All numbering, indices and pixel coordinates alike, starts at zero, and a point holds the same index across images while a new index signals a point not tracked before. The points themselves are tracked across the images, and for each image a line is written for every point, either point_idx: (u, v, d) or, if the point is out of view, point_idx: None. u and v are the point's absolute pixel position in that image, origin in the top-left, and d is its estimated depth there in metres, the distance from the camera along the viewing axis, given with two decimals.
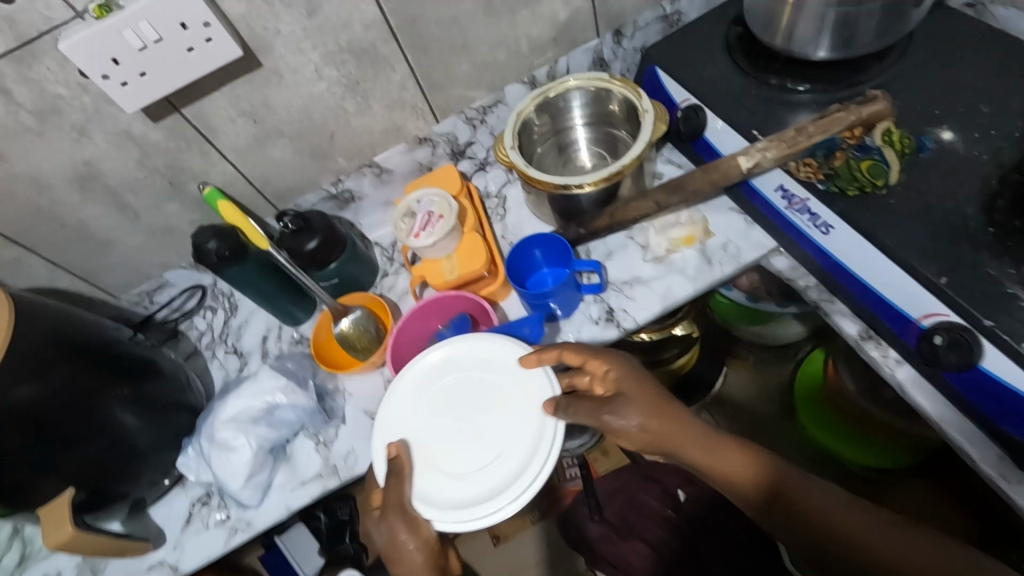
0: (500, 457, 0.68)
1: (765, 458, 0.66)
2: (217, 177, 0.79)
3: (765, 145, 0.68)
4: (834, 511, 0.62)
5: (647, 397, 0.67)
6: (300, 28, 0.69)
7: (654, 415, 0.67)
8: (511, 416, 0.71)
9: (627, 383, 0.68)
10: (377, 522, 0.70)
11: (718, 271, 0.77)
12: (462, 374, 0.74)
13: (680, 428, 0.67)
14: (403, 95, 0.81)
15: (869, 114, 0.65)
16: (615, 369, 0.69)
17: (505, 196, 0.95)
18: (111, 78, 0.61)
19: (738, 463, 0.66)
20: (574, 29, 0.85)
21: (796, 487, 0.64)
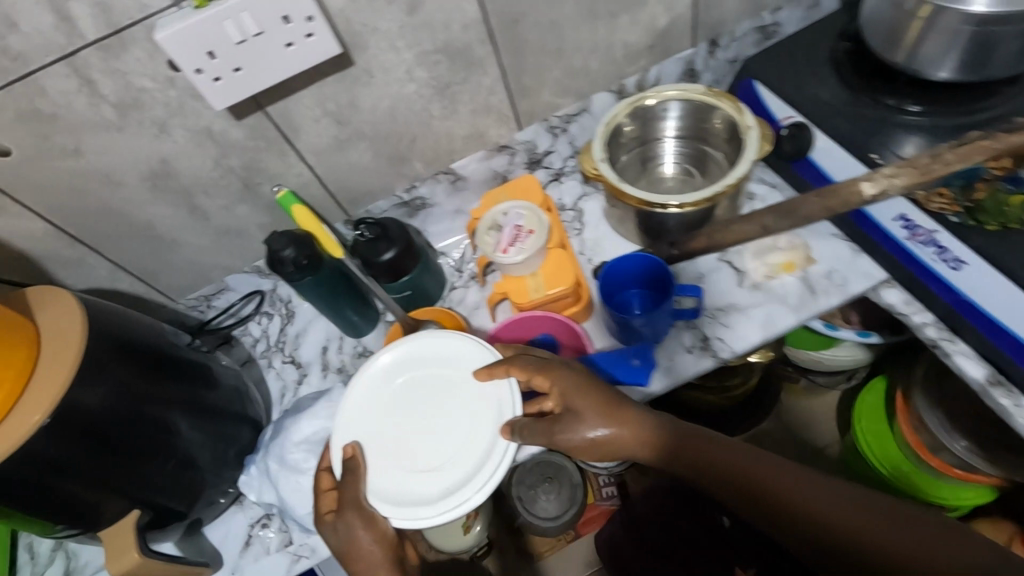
0: (462, 452, 0.62)
1: (733, 450, 0.56)
2: (292, 180, 0.74)
3: (892, 171, 0.62)
4: (821, 501, 0.50)
5: (591, 401, 0.60)
6: (398, 25, 0.64)
7: (606, 422, 0.60)
8: (478, 411, 0.64)
9: (574, 391, 0.61)
10: (331, 524, 0.62)
11: (823, 301, 0.73)
12: (417, 371, 0.68)
13: (632, 429, 0.60)
14: (490, 100, 0.77)
15: (1018, 143, 0.59)
16: (549, 379, 0.62)
17: (582, 209, 0.89)
18: (204, 72, 0.56)
19: (709, 454, 0.56)
20: (671, 37, 0.80)
21: (781, 479, 0.53)
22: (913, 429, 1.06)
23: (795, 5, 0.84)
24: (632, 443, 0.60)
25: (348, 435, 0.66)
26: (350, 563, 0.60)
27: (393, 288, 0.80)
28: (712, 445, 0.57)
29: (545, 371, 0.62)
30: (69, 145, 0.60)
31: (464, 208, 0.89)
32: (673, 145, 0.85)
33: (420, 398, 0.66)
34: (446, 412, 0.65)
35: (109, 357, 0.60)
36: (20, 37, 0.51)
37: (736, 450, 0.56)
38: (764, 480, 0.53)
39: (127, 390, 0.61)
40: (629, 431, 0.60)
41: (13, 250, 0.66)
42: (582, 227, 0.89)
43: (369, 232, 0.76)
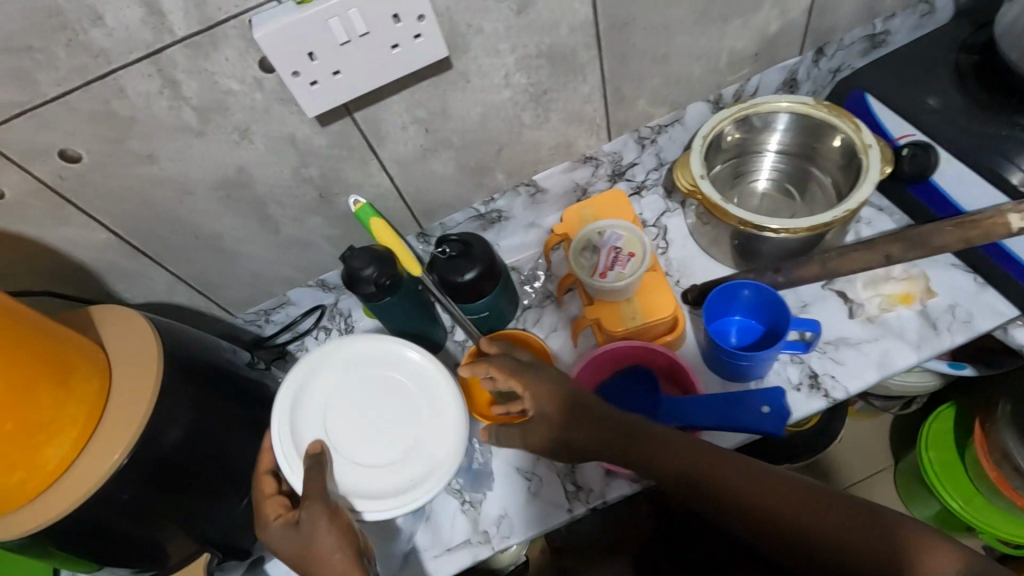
0: (421, 450, 0.61)
1: (714, 456, 0.55)
2: (370, 190, 0.68)
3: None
4: (806, 509, 0.49)
5: (558, 402, 0.62)
6: (505, 26, 0.58)
7: (570, 422, 0.62)
8: (433, 407, 0.63)
9: (540, 393, 0.63)
10: (291, 530, 0.54)
11: (947, 339, 0.67)
12: (374, 366, 0.64)
13: (593, 430, 0.61)
14: (585, 108, 0.71)
15: None
16: (517, 379, 0.63)
17: (665, 226, 0.84)
18: (301, 75, 0.50)
19: (688, 458, 0.56)
20: (779, 44, 0.74)
21: (757, 486, 0.52)
22: (993, 464, 0.97)
23: (911, 12, 0.77)
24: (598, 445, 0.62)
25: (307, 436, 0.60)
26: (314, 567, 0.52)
27: (469, 309, 0.74)
28: (686, 453, 0.56)
29: (515, 372, 0.63)
30: (142, 151, 0.54)
31: (539, 221, 0.83)
32: (772, 160, 0.80)
33: (380, 396, 0.63)
34: (394, 407, 0.63)
35: (183, 386, 0.55)
36: (103, 32, 0.45)
37: (715, 456, 0.55)
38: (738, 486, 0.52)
39: (199, 421, 0.56)
40: (596, 431, 0.61)
41: (73, 262, 0.61)
42: (667, 244, 0.84)
43: (452, 250, 0.71)
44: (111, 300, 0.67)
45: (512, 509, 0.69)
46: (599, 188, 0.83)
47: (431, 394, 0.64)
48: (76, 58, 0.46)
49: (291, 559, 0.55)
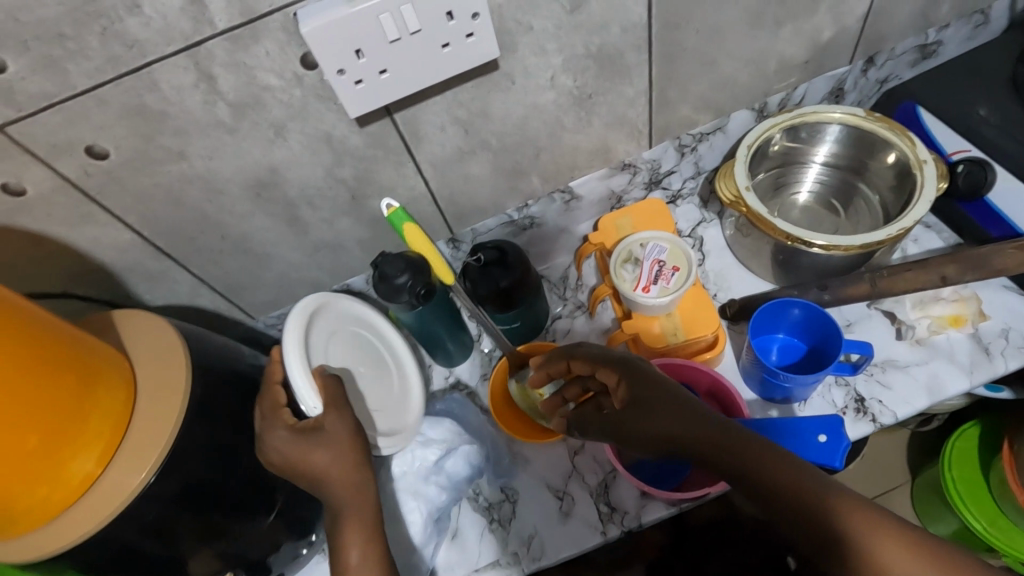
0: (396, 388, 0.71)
1: (739, 438, 0.47)
2: (403, 194, 0.65)
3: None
4: (827, 506, 0.42)
5: (649, 387, 0.54)
6: (556, 25, 0.55)
7: (653, 409, 0.53)
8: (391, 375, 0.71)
9: (636, 376, 0.55)
10: (310, 441, 0.53)
11: (1001, 364, 0.64)
12: (346, 323, 0.67)
13: (676, 418, 0.51)
14: (628, 112, 0.68)
15: None
16: (605, 362, 0.58)
17: (701, 237, 0.82)
18: (345, 73, 0.47)
19: (717, 438, 0.48)
20: (829, 51, 0.71)
21: (778, 476, 0.44)
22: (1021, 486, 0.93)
23: (965, 21, 0.74)
24: (672, 435, 0.50)
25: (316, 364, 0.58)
26: (330, 480, 0.53)
27: (500, 318, 0.72)
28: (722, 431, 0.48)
29: (600, 361, 0.59)
30: (172, 149, 0.51)
31: (571, 227, 0.80)
32: (817, 173, 0.78)
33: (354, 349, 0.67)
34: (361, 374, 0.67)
35: (205, 396, 0.53)
36: (140, 22, 0.42)
37: (743, 437, 0.47)
38: (763, 469, 0.45)
39: (221, 432, 0.54)
40: (671, 420, 0.51)
41: (93, 262, 0.58)
42: (704, 255, 0.81)
43: (487, 258, 0.68)
44: (131, 302, 0.64)
45: (543, 528, 0.66)
46: (634, 196, 0.80)
47: (394, 366, 0.72)
48: (109, 49, 0.43)
49: (293, 470, 0.53)
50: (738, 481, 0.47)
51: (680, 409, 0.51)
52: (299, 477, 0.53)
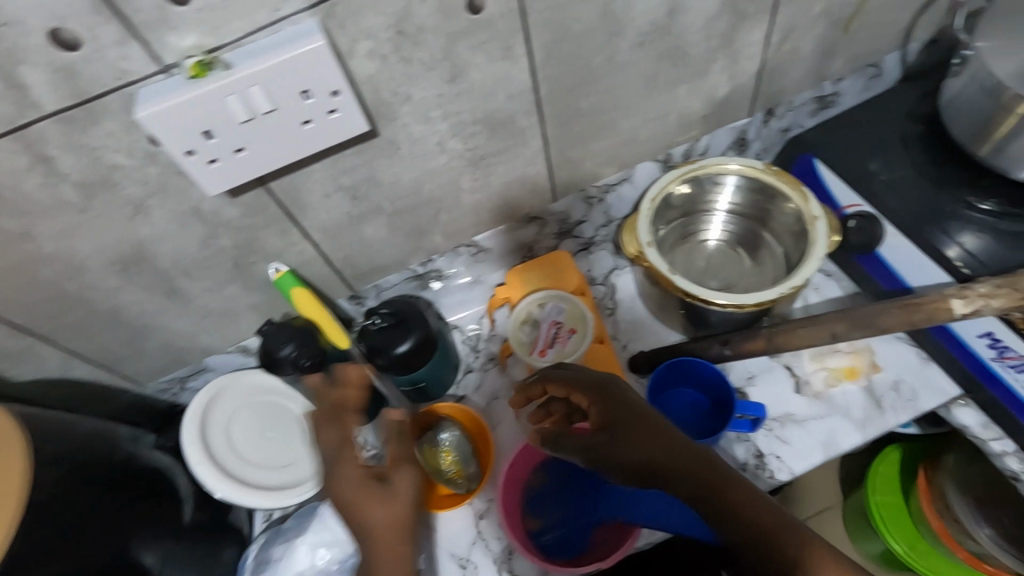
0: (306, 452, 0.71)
1: (702, 459, 0.48)
2: (293, 258, 0.63)
3: (989, 289, 0.56)
4: (767, 525, 0.44)
5: (628, 407, 0.52)
6: (436, 94, 0.53)
7: (646, 429, 0.50)
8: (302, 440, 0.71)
9: (614, 393, 0.54)
10: (375, 492, 0.53)
11: (891, 418, 0.66)
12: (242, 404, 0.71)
13: (666, 443, 0.49)
14: (527, 171, 0.67)
15: None
16: (583, 385, 0.56)
17: (614, 285, 0.81)
18: (197, 154, 0.44)
19: (688, 459, 0.48)
20: (727, 107, 0.72)
21: (733, 494, 0.46)
22: (937, 512, 0.94)
23: (859, 75, 0.76)
24: (656, 460, 0.49)
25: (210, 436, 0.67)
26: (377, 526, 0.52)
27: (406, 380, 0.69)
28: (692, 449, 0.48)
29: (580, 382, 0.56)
30: (15, 231, 0.47)
31: (483, 277, 0.79)
32: (722, 220, 0.78)
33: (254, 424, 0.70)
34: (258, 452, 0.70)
35: (50, 487, 0.49)
36: None
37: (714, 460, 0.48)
38: (725, 488, 0.46)
39: (86, 520, 0.50)
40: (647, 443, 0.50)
41: None
42: (616, 305, 0.80)
43: (383, 321, 0.66)
44: None
45: None
46: (545, 246, 0.79)
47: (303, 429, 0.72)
48: None
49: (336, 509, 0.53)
50: (697, 500, 0.47)
51: (651, 428, 0.51)
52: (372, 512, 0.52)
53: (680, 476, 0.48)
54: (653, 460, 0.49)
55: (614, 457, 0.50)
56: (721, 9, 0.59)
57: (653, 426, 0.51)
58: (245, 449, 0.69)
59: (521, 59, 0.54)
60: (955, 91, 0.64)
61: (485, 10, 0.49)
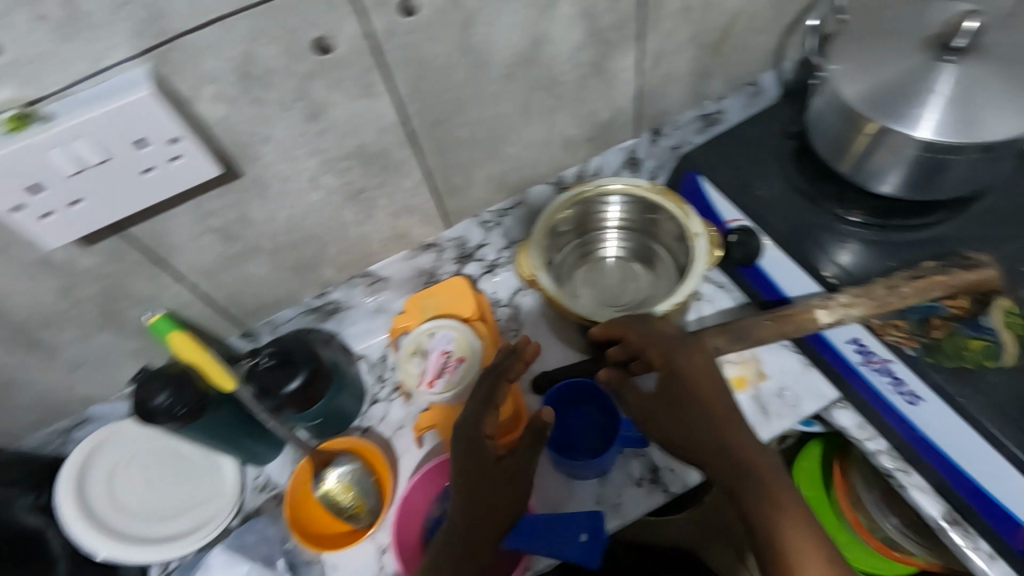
0: (203, 496, 0.70)
1: (727, 445, 0.53)
2: (169, 301, 0.61)
3: (848, 298, 0.59)
4: (768, 521, 0.49)
5: (703, 386, 0.55)
6: (297, 133, 0.53)
7: (690, 407, 0.55)
8: (199, 484, 0.70)
9: (687, 364, 0.56)
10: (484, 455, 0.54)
11: (777, 425, 0.68)
12: (130, 456, 0.69)
13: (698, 428, 0.54)
14: (412, 201, 0.67)
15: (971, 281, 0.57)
16: (651, 343, 0.58)
17: (518, 306, 0.80)
18: (26, 209, 0.43)
19: (729, 451, 0.52)
20: (611, 129, 0.74)
21: (746, 486, 0.51)
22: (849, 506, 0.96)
23: (738, 94, 0.80)
24: (688, 439, 0.55)
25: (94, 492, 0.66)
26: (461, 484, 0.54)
27: (302, 417, 0.68)
28: (722, 441, 0.53)
29: (671, 343, 0.58)
30: None
31: (388, 305, 0.78)
32: (617, 238, 0.80)
33: (144, 474, 0.69)
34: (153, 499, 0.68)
35: None
36: None
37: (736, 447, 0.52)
38: (741, 485, 0.51)
39: None
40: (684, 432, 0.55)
41: None
42: (520, 326, 0.80)
43: (268, 361, 0.65)
44: None
45: None
46: (446, 271, 0.79)
47: (200, 472, 0.71)
48: None
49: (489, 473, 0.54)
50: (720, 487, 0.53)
51: (726, 407, 0.55)
52: (487, 504, 0.54)
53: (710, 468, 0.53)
54: (688, 453, 0.55)
55: (661, 436, 0.57)
56: (587, 38, 0.60)
57: (721, 410, 0.54)
58: (134, 499, 0.68)
59: (383, 95, 0.54)
60: (817, 110, 0.67)
61: (335, 50, 0.48)
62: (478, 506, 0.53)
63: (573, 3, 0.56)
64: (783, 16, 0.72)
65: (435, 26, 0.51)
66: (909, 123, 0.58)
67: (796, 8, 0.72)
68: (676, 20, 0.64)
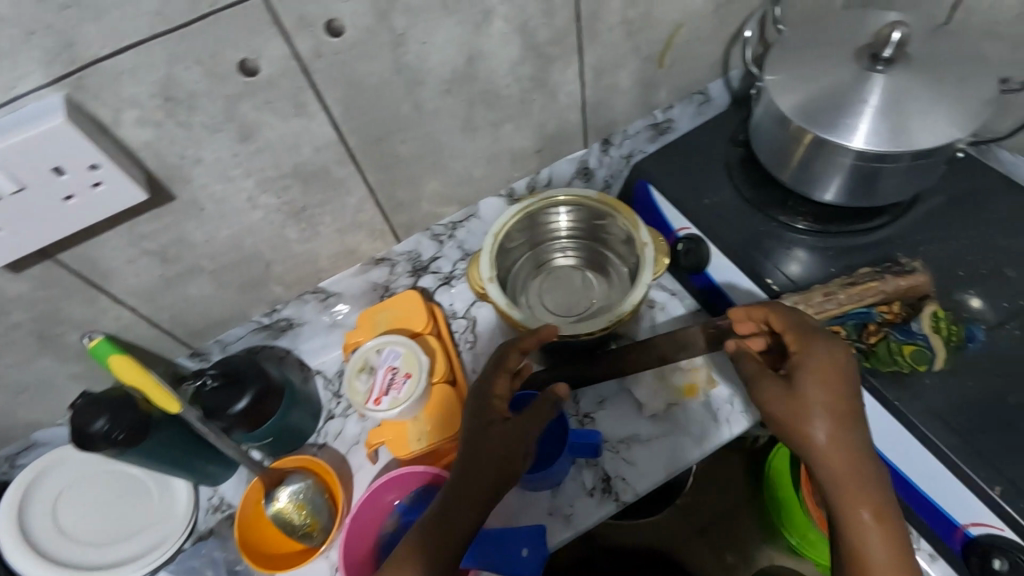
0: (153, 518, 0.69)
1: (850, 456, 0.46)
2: (110, 324, 0.60)
3: (788, 305, 0.60)
4: (860, 536, 0.45)
5: (827, 384, 0.48)
6: (230, 154, 0.53)
7: (812, 412, 0.47)
8: (149, 506, 0.69)
9: (816, 362, 0.49)
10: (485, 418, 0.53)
11: (726, 431, 0.69)
12: (74, 482, 0.68)
13: (821, 434, 0.47)
14: (359, 217, 0.67)
15: (903, 288, 0.59)
16: (791, 327, 0.52)
17: (474, 318, 0.81)
18: None
19: (846, 462, 0.46)
20: (560, 140, 0.74)
21: (854, 498, 0.46)
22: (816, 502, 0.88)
23: (687, 102, 0.80)
24: (797, 435, 0.48)
25: (39, 523, 0.65)
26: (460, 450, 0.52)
27: (250, 437, 0.68)
28: (846, 442, 0.46)
29: (805, 334, 0.51)
30: None
31: (343, 320, 0.78)
32: (568, 247, 0.80)
33: (90, 499, 0.68)
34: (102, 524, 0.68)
35: None
36: None
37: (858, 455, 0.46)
38: (852, 492, 0.46)
39: None
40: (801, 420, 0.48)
41: None
42: (475, 338, 0.80)
43: (213, 381, 0.64)
44: None
45: None
46: (401, 285, 0.79)
47: (149, 493, 0.70)
48: None
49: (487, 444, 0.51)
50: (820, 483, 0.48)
51: (849, 411, 0.47)
52: (480, 479, 0.49)
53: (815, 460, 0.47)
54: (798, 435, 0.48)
55: (768, 407, 0.50)
56: (525, 53, 0.61)
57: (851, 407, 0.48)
58: (81, 526, 0.67)
59: (317, 114, 0.54)
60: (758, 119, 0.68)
61: (261, 72, 0.48)
62: (467, 497, 0.49)
63: (506, 19, 0.57)
64: (725, 27, 0.73)
65: (365, 45, 0.51)
66: (845, 131, 0.58)
67: (739, 18, 0.73)
68: (614, 33, 0.65)
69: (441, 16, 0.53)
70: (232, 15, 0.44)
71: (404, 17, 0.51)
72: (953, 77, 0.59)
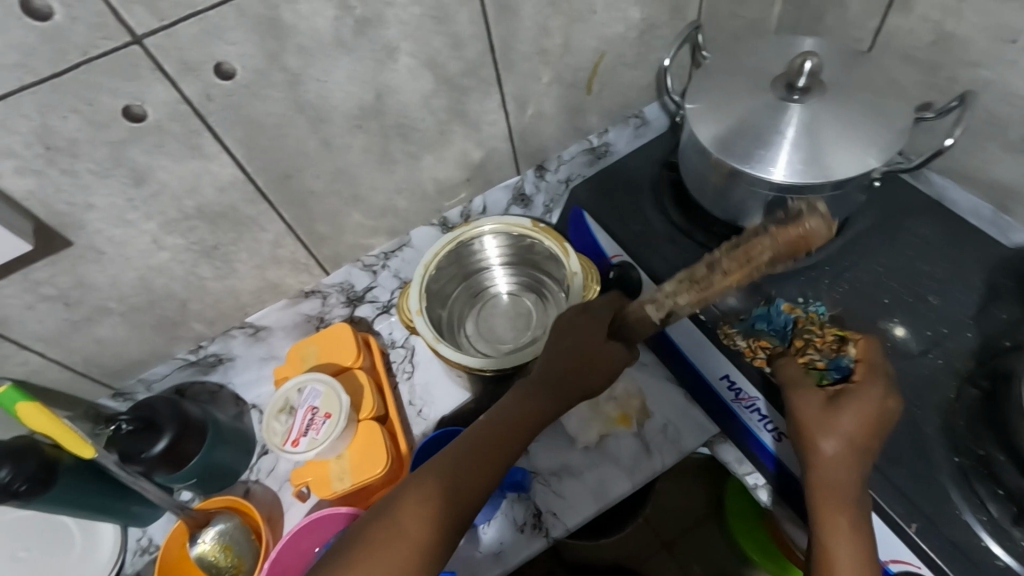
0: (79, 551, 0.69)
1: (852, 469, 0.50)
2: (16, 370, 0.59)
3: (672, 287, 0.51)
4: (826, 529, 0.49)
5: (868, 413, 0.51)
6: (125, 198, 0.51)
7: (843, 431, 0.50)
8: (72, 539, 0.69)
9: (866, 389, 0.52)
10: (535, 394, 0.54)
11: (658, 462, 0.68)
12: None
13: (837, 448, 0.50)
14: (278, 252, 0.66)
15: (797, 233, 0.43)
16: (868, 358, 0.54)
17: (413, 346, 0.78)
18: None
19: (845, 474, 0.50)
20: (490, 167, 0.74)
21: (842, 505, 0.49)
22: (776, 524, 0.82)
23: (622, 125, 0.80)
24: (819, 442, 0.51)
25: None
26: (508, 414, 0.53)
27: (173, 480, 0.65)
28: (856, 460, 0.50)
29: (879, 373, 0.53)
30: None
31: (277, 353, 0.76)
32: (504, 274, 0.79)
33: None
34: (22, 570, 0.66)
35: None
36: None
37: (861, 471, 0.50)
38: (840, 500, 0.50)
39: None
40: (830, 430, 0.51)
41: None
42: (414, 367, 0.77)
43: (128, 425, 0.63)
44: None
45: None
46: (336, 316, 0.77)
47: (69, 528, 0.69)
48: None
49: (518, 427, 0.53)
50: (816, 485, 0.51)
51: (874, 444, 0.51)
52: (503, 460, 0.51)
53: (823, 466, 0.51)
54: (815, 438, 0.51)
55: (807, 413, 0.53)
56: (438, 86, 0.60)
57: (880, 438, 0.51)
58: None
59: (217, 155, 0.53)
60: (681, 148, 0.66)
61: (149, 117, 0.47)
62: (478, 466, 0.49)
63: (412, 54, 0.56)
64: (651, 52, 0.73)
65: (258, 86, 0.50)
66: (762, 161, 0.57)
67: (663, 43, 0.72)
68: (533, 62, 0.64)
69: (340, 54, 0.52)
70: (107, 64, 0.43)
71: (299, 57, 0.50)
72: (867, 104, 0.58)
